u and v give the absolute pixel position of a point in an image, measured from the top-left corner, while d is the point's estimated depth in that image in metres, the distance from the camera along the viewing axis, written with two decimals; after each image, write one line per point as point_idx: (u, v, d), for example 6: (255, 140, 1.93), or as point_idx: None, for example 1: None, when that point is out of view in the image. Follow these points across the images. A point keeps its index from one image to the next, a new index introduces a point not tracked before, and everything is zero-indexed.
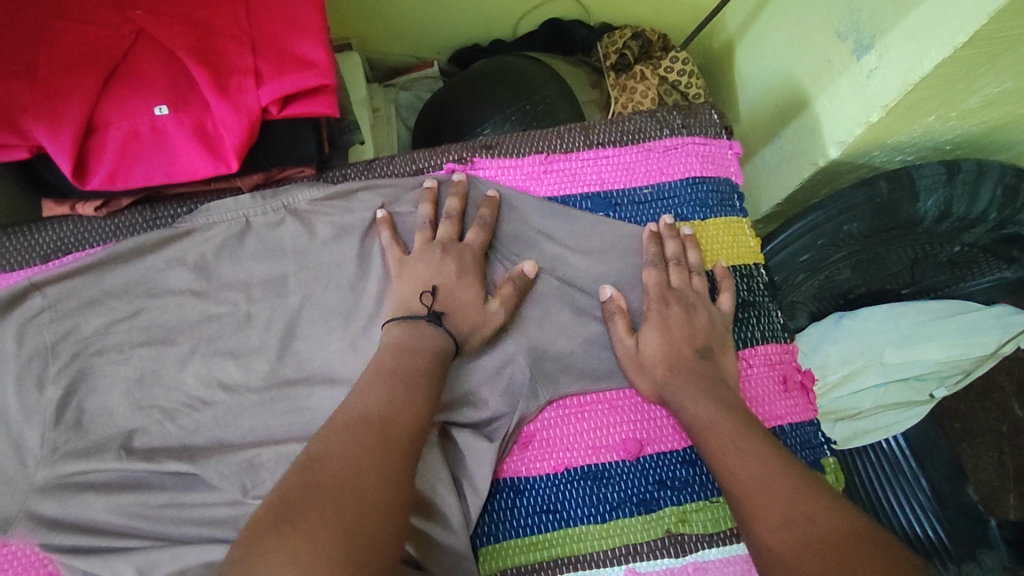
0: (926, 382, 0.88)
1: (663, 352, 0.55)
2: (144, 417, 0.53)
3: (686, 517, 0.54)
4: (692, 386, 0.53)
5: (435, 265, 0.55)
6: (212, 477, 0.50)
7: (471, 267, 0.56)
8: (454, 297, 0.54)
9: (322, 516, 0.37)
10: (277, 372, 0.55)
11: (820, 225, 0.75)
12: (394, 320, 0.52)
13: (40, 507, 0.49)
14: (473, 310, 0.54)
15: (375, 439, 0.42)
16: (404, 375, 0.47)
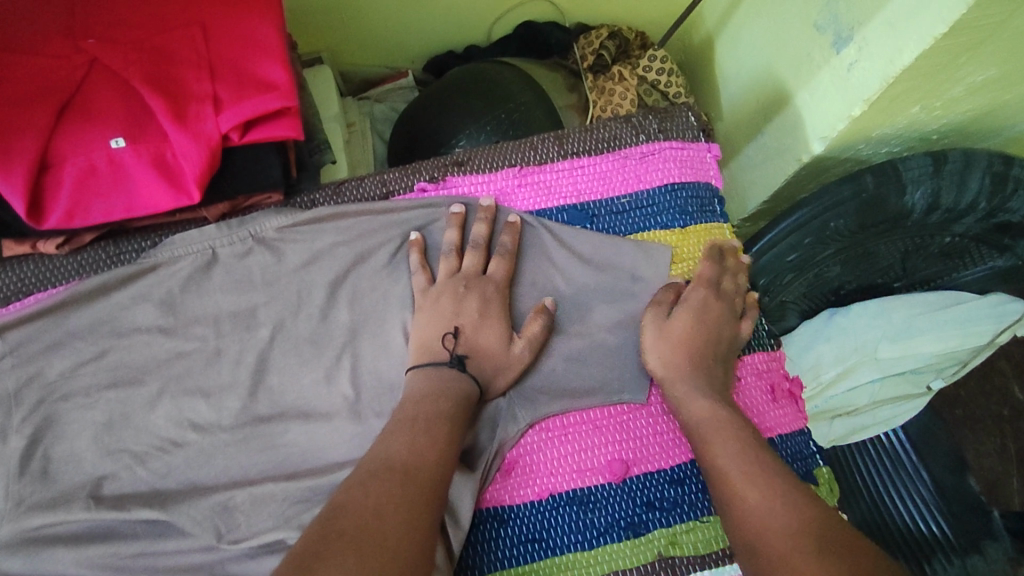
0: (924, 375, 0.87)
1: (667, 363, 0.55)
2: (114, 462, 0.51)
3: (675, 539, 0.52)
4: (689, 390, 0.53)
5: (456, 304, 0.54)
6: (184, 523, 0.49)
7: (494, 307, 0.55)
8: (477, 337, 0.53)
9: (349, 551, 0.37)
10: (249, 408, 0.54)
11: (807, 224, 0.73)
12: (418, 368, 0.52)
13: (9, 564, 0.47)
14: (499, 350, 0.54)
15: (407, 480, 0.43)
16: (429, 419, 0.47)
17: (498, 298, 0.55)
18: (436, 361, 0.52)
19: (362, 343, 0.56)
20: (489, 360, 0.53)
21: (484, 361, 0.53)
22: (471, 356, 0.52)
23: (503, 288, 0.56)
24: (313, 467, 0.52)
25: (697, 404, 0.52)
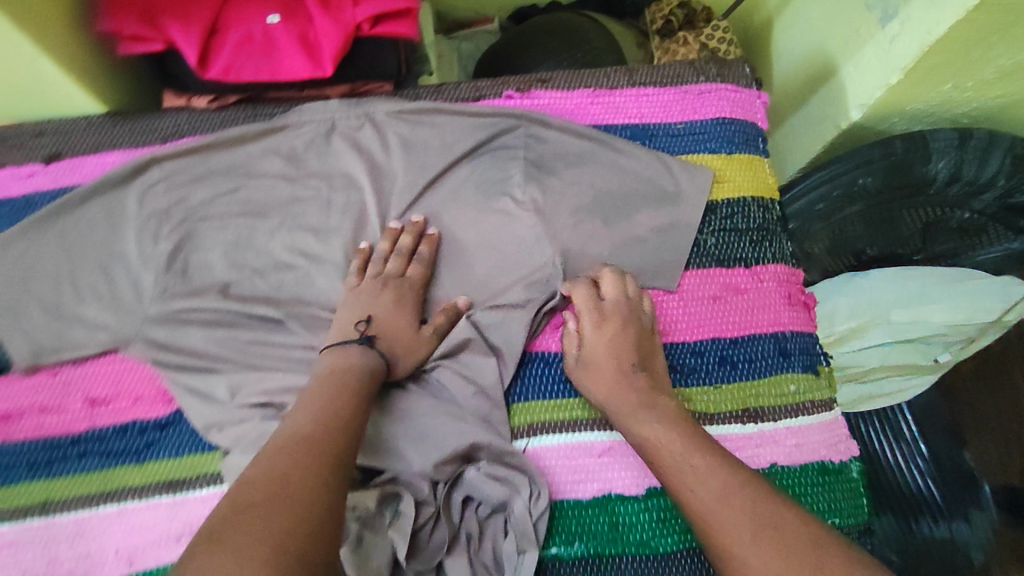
0: (931, 347, 0.91)
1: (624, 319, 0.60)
2: (238, 272, 0.63)
3: (691, 396, 0.61)
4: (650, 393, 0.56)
5: (372, 298, 0.59)
6: (293, 322, 0.61)
7: (407, 297, 0.60)
8: (386, 323, 0.58)
9: (257, 518, 0.38)
10: (348, 247, 0.64)
11: (838, 178, 0.81)
12: (330, 348, 0.56)
13: (155, 332, 0.60)
14: (407, 333, 0.59)
15: (323, 455, 0.45)
16: (342, 396, 0.50)
17: (412, 295, 0.61)
18: (347, 341, 0.56)
19: (445, 213, 0.66)
20: (398, 339, 0.58)
21: (391, 343, 0.58)
22: (378, 339, 0.57)
23: (569, 181, 0.67)
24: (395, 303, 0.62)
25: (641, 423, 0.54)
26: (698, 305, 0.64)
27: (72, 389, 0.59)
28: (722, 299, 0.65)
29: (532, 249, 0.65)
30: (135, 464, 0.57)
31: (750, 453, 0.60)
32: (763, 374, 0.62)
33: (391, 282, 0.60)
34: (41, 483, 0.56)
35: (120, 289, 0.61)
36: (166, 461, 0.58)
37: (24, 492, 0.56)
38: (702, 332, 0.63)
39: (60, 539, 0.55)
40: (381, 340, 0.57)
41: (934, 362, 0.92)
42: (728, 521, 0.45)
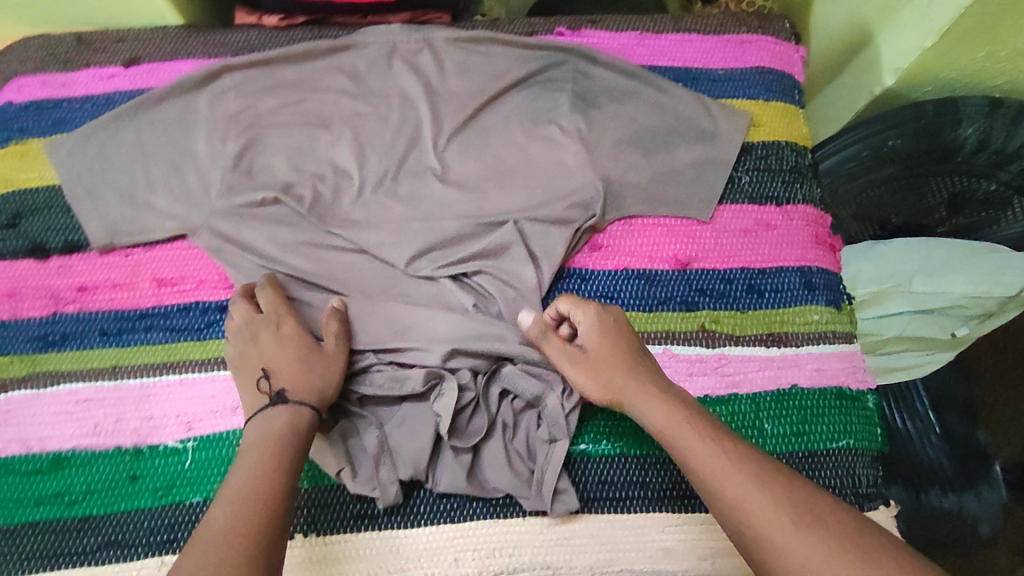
0: (949, 320, 0.90)
1: (602, 346, 0.56)
2: (298, 175, 0.66)
3: (718, 319, 0.64)
4: (645, 394, 0.53)
5: (262, 348, 0.57)
6: (348, 224, 0.65)
7: (291, 335, 0.58)
8: (285, 372, 0.56)
9: None
10: (403, 160, 0.68)
11: (868, 137, 0.84)
12: (252, 419, 0.54)
13: (219, 223, 0.64)
14: (309, 361, 0.56)
15: (245, 543, 0.44)
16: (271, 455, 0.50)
17: (287, 322, 0.58)
18: (261, 406, 0.54)
19: (494, 135, 0.69)
20: (300, 375, 0.55)
21: (301, 382, 0.55)
22: (286, 385, 0.55)
23: (613, 113, 0.70)
24: (442, 213, 0.66)
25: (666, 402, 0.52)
26: (729, 237, 0.67)
27: (142, 269, 0.64)
28: (752, 234, 0.67)
29: (574, 173, 0.68)
30: (196, 341, 0.62)
31: (772, 373, 0.63)
32: (788, 305, 0.65)
33: (263, 320, 0.58)
34: (112, 350, 0.61)
35: (190, 184, 0.66)
36: (224, 340, 0.62)
37: (96, 356, 0.61)
38: (732, 261, 0.66)
39: (127, 401, 0.60)
40: (289, 389, 0.54)
41: (950, 335, 0.91)
42: (755, 513, 0.44)
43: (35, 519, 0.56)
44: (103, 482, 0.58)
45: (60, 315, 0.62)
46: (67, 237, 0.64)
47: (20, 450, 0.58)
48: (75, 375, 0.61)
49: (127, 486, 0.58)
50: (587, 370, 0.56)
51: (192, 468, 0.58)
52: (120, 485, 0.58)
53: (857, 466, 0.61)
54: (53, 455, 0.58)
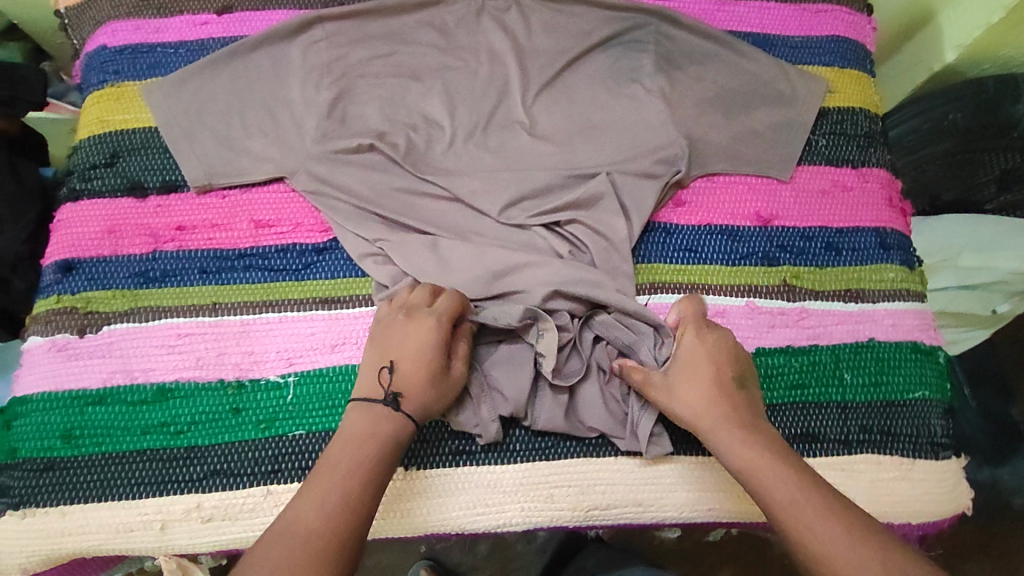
0: (993, 297, 0.91)
1: (688, 373, 0.56)
2: (390, 125, 0.68)
3: (798, 274, 0.66)
4: (728, 428, 0.54)
5: (394, 339, 0.56)
6: (441, 173, 0.66)
7: (430, 330, 0.55)
8: (410, 371, 0.54)
9: None
10: (492, 113, 0.69)
11: (929, 111, 0.90)
12: (360, 403, 0.54)
13: (316, 168, 0.65)
14: (437, 373, 0.55)
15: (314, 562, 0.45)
16: (368, 453, 0.51)
17: (435, 317, 0.56)
18: (372, 397, 0.54)
19: (581, 93, 0.71)
20: (422, 387, 0.54)
21: (418, 394, 0.54)
22: (403, 393, 0.54)
23: (696, 75, 0.72)
24: (533, 166, 0.67)
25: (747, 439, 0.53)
26: (807, 197, 0.69)
27: (239, 210, 0.65)
28: (829, 194, 0.69)
29: (659, 130, 0.69)
30: (295, 281, 0.63)
31: (851, 327, 0.65)
32: (865, 263, 0.68)
33: (411, 314, 0.57)
34: (211, 288, 0.63)
35: (285, 130, 0.67)
36: (323, 281, 0.64)
37: (196, 293, 0.62)
38: (811, 220, 0.68)
39: (228, 337, 0.61)
40: (407, 395, 0.54)
41: (992, 312, 0.92)
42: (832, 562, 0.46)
43: (144, 447, 0.58)
44: (207, 414, 0.59)
45: (160, 253, 0.63)
46: (165, 178, 0.66)
47: (125, 381, 0.60)
48: (176, 311, 0.62)
49: (230, 419, 0.59)
50: (671, 395, 0.56)
51: (295, 402, 0.60)
52: (224, 417, 0.59)
53: (933, 416, 0.63)
54: (158, 387, 0.60)
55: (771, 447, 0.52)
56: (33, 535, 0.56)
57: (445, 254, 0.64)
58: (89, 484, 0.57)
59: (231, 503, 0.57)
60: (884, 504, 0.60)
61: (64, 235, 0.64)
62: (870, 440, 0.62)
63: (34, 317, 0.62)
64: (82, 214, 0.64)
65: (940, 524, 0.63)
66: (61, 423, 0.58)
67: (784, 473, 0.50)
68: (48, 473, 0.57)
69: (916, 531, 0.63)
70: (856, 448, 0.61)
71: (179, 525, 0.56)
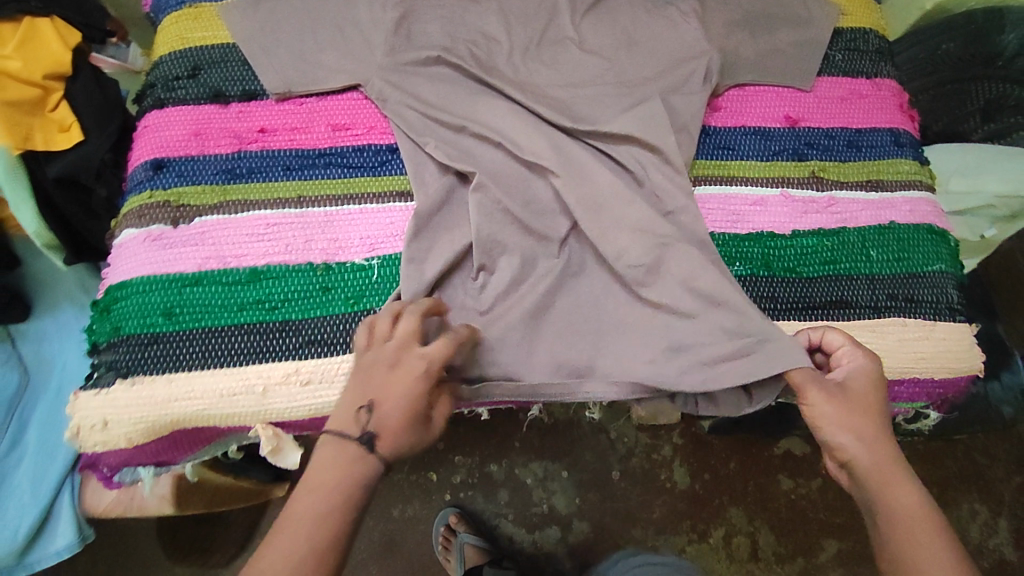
0: (978, 221, 1.00)
1: (864, 387, 0.58)
2: (452, 40, 0.73)
3: (825, 169, 0.74)
4: (899, 474, 0.55)
5: (372, 376, 0.56)
6: (501, 81, 0.72)
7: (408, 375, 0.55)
8: (388, 412, 0.54)
9: None
10: (544, 32, 0.76)
11: (924, 41, 0.99)
12: (330, 435, 0.55)
13: (387, 77, 0.70)
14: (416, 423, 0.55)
15: None
16: (330, 492, 0.52)
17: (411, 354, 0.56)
18: (347, 435, 0.55)
19: (623, 15, 0.78)
20: (401, 433, 0.54)
21: (392, 438, 0.54)
22: (379, 433, 0.54)
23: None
24: (583, 79, 0.74)
25: (912, 490, 0.55)
26: (827, 103, 0.77)
27: (318, 115, 0.70)
28: (847, 101, 0.77)
29: (696, 46, 0.76)
30: (372, 177, 0.68)
31: (873, 212, 0.73)
32: (882, 159, 0.75)
33: (404, 345, 0.56)
34: (295, 183, 0.67)
35: (355, 44, 0.72)
36: (398, 176, 0.69)
37: (281, 187, 0.67)
38: (832, 123, 0.76)
39: (314, 225, 0.66)
40: (381, 439, 0.54)
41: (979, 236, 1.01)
42: None
43: (241, 322, 0.62)
44: (300, 292, 0.63)
45: (243, 153, 0.68)
46: (244, 87, 0.70)
47: (218, 266, 0.63)
48: (263, 204, 0.66)
49: (321, 297, 0.63)
50: (850, 402, 0.57)
51: (379, 280, 0.65)
52: (315, 295, 0.63)
53: (949, 286, 0.71)
54: (251, 270, 0.63)
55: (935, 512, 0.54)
56: (141, 401, 0.59)
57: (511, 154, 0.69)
58: (191, 357, 0.60)
59: (326, 367, 0.61)
60: (911, 361, 0.68)
61: (152, 138, 0.68)
62: (895, 306, 0.69)
63: (127, 212, 0.65)
64: (168, 119, 0.68)
65: (956, 385, 0.71)
66: (160, 302, 0.62)
67: (939, 551, 0.51)
68: (152, 348, 0.60)
69: (936, 389, 0.70)
70: (884, 314, 0.69)
71: (279, 390, 0.60)
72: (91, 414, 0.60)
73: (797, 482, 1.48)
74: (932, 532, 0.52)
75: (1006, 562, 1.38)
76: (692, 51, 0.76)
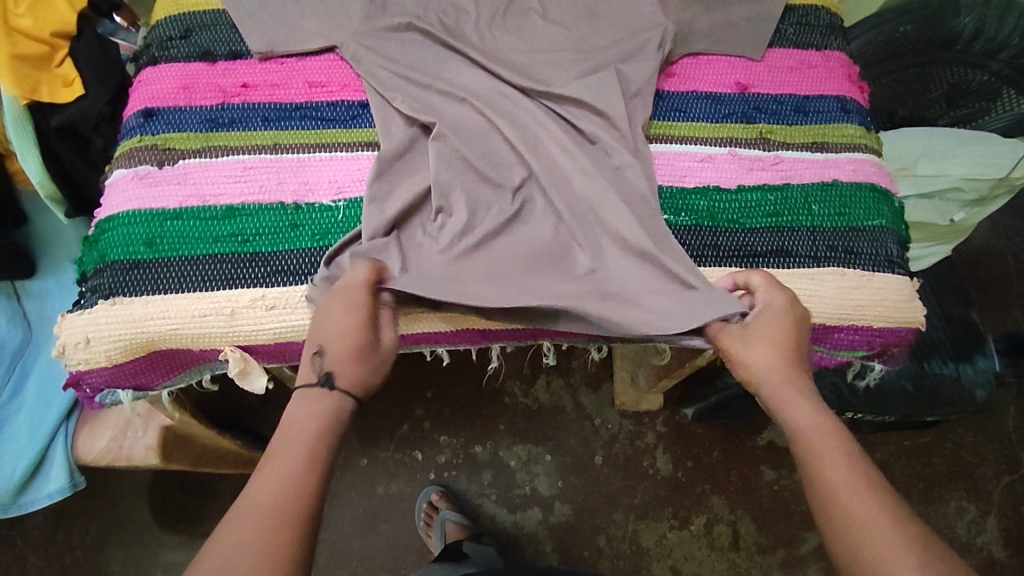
0: (947, 206, 1.03)
1: (776, 320, 0.63)
2: (424, 9, 0.79)
3: (772, 131, 0.78)
4: (807, 389, 0.60)
5: (324, 325, 0.61)
6: (467, 45, 0.78)
7: (349, 309, 0.61)
8: (338, 353, 0.60)
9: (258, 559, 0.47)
10: (511, 5, 0.82)
11: (882, 24, 1.02)
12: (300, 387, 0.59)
13: (360, 39, 0.76)
14: (364, 351, 0.61)
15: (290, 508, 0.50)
16: (318, 426, 0.56)
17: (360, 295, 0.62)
18: (310, 380, 0.59)
19: None
20: (352, 365, 0.60)
21: (348, 372, 0.59)
22: (337, 373, 0.59)
23: None
24: (544, 46, 0.80)
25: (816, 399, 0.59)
26: (777, 72, 0.82)
27: (297, 74, 0.76)
28: (796, 71, 0.82)
29: (652, 17, 0.81)
30: (344, 129, 0.74)
31: (817, 171, 0.77)
32: (829, 123, 0.80)
33: (343, 288, 0.62)
34: (272, 132, 0.73)
35: (332, 10, 0.78)
36: (368, 128, 0.74)
37: (259, 135, 0.73)
38: (781, 90, 0.81)
39: (287, 170, 0.71)
40: (337, 375, 0.59)
41: (948, 221, 1.04)
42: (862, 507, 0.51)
43: (215, 252, 0.67)
44: (270, 227, 0.69)
45: (227, 105, 0.74)
46: (231, 48, 0.77)
47: (197, 202, 0.69)
48: (241, 149, 0.72)
49: (290, 232, 0.69)
50: (762, 333, 0.63)
51: (344, 220, 0.70)
52: (285, 230, 0.69)
53: (888, 240, 0.74)
54: (227, 207, 0.69)
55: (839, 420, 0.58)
56: (121, 320, 0.65)
57: (474, 110, 0.74)
58: (168, 281, 0.66)
59: (291, 294, 0.66)
60: (847, 307, 0.72)
61: (145, 90, 0.74)
62: (835, 257, 0.73)
63: (119, 155, 0.72)
64: (160, 74, 0.75)
65: (899, 335, 0.74)
66: (142, 233, 0.67)
67: (842, 446, 0.56)
68: (133, 272, 0.66)
69: (877, 337, 0.74)
70: (823, 263, 0.73)
71: (247, 312, 0.66)
72: (75, 332, 0.65)
73: (780, 473, 1.36)
74: (838, 435, 0.57)
75: (994, 562, 1.27)
76: (648, 22, 0.81)
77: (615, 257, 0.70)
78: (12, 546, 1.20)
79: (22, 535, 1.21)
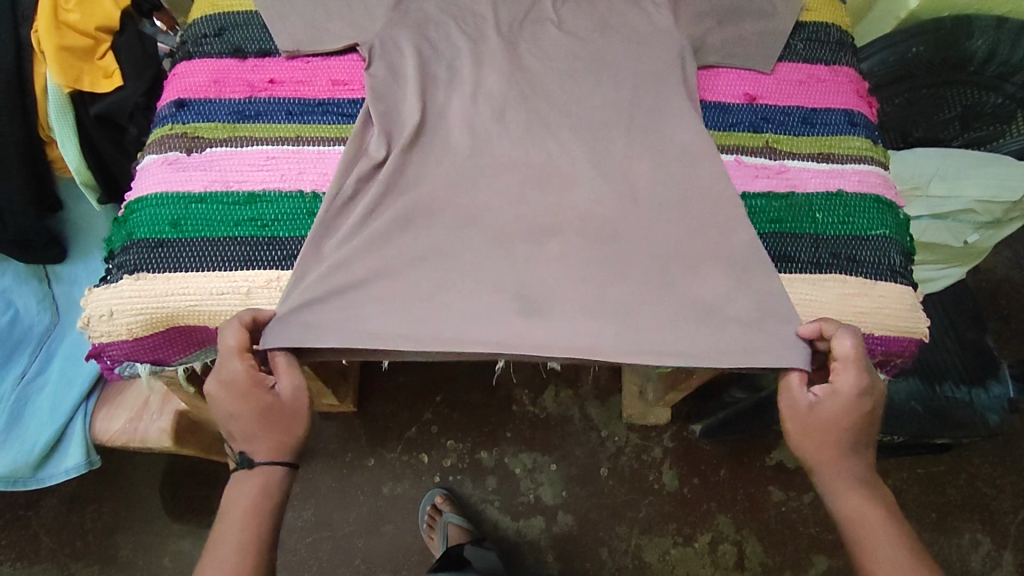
0: (961, 229, 1.03)
1: (837, 403, 0.63)
2: (444, 15, 0.83)
3: (778, 141, 0.80)
4: (854, 479, 0.63)
5: (221, 409, 0.63)
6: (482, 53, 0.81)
7: (235, 387, 0.62)
8: (240, 429, 0.62)
9: None
10: (528, 14, 0.85)
11: (895, 45, 1.03)
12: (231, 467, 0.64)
13: (383, 40, 0.80)
14: (262, 420, 0.62)
15: None
16: (255, 513, 0.61)
17: (239, 371, 0.62)
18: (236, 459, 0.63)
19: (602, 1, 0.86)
20: (257, 432, 0.62)
21: (259, 440, 0.62)
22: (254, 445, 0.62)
23: None
24: (557, 54, 0.83)
25: (864, 489, 0.63)
26: (785, 85, 0.84)
27: (321, 72, 0.80)
28: (805, 83, 0.84)
29: (664, 29, 0.83)
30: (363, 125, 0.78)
31: (823, 180, 0.78)
32: (835, 135, 0.81)
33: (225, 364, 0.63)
34: (295, 125, 0.77)
35: (356, 11, 0.81)
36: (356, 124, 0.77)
37: (282, 128, 0.76)
38: (789, 102, 0.83)
39: (307, 161, 0.75)
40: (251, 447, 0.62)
41: (962, 243, 1.03)
42: None
43: (235, 235, 0.71)
44: (288, 213, 0.72)
45: (254, 99, 0.78)
46: (260, 46, 0.81)
47: (221, 188, 0.73)
48: (265, 140, 0.75)
49: (307, 219, 0.72)
50: (813, 425, 0.64)
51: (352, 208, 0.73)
52: (303, 217, 0.72)
53: (891, 249, 0.75)
54: (249, 193, 0.72)
55: (885, 507, 0.62)
56: (144, 295, 0.68)
57: (457, 142, 0.77)
58: (191, 260, 0.70)
59: (305, 277, 0.70)
60: (849, 314, 0.72)
61: (179, 83, 0.78)
62: (838, 264, 0.74)
63: (151, 142, 0.76)
64: (194, 68, 0.79)
65: (901, 345, 0.74)
66: (169, 214, 0.71)
67: (883, 541, 0.60)
68: (158, 250, 0.70)
69: (878, 346, 0.74)
70: (825, 270, 0.74)
71: (261, 292, 0.69)
72: (100, 305, 0.69)
73: (789, 494, 1.34)
74: (884, 530, 0.60)
75: None
76: (662, 33, 0.83)
77: (600, 255, 0.72)
78: (27, 527, 1.24)
79: (37, 517, 1.24)
